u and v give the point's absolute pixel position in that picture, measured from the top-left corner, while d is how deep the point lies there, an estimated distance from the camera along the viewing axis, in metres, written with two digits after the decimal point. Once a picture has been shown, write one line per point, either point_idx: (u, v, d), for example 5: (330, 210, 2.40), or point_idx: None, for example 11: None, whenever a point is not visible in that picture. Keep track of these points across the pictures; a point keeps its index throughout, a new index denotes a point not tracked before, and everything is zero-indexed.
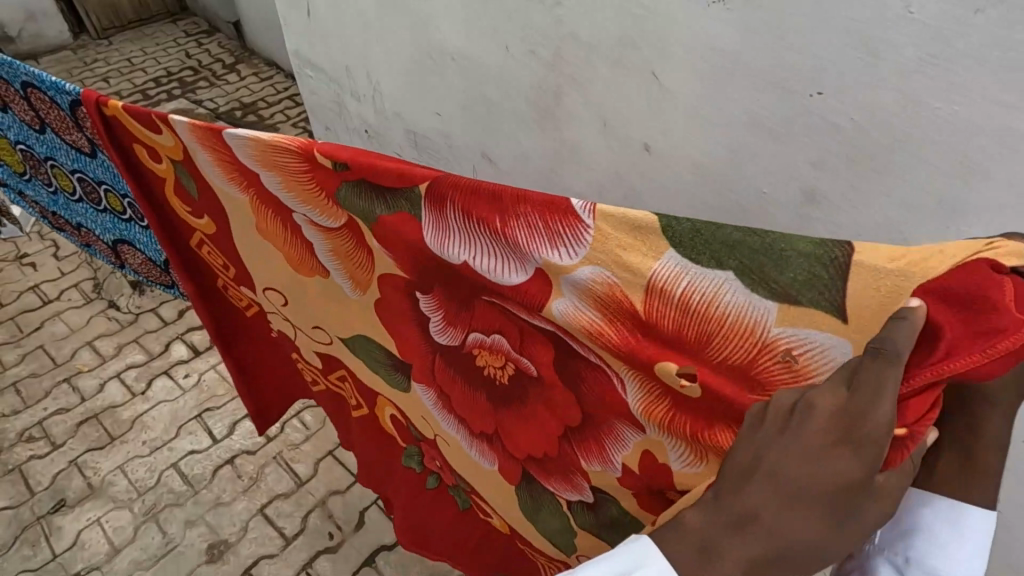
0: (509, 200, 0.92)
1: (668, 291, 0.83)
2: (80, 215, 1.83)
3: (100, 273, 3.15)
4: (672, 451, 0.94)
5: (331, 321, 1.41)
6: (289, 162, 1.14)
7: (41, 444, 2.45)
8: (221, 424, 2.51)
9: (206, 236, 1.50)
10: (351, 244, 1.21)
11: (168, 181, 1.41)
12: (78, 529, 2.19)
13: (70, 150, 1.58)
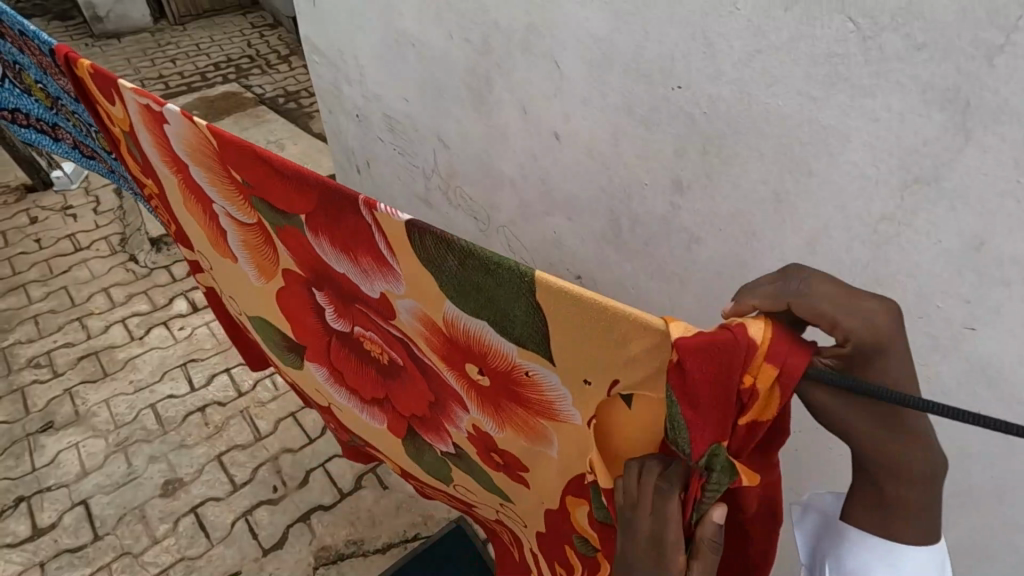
0: (351, 235, 0.90)
1: (455, 323, 0.86)
2: (97, 148, 1.90)
3: (128, 229, 3.47)
4: (486, 423, 0.97)
5: (244, 295, 1.40)
6: (214, 166, 1.08)
7: (44, 371, 2.72)
8: (199, 376, 2.71)
9: (155, 195, 1.50)
10: (258, 241, 1.17)
11: (122, 143, 1.41)
12: (58, 449, 2.42)
13: (67, 95, 1.64)
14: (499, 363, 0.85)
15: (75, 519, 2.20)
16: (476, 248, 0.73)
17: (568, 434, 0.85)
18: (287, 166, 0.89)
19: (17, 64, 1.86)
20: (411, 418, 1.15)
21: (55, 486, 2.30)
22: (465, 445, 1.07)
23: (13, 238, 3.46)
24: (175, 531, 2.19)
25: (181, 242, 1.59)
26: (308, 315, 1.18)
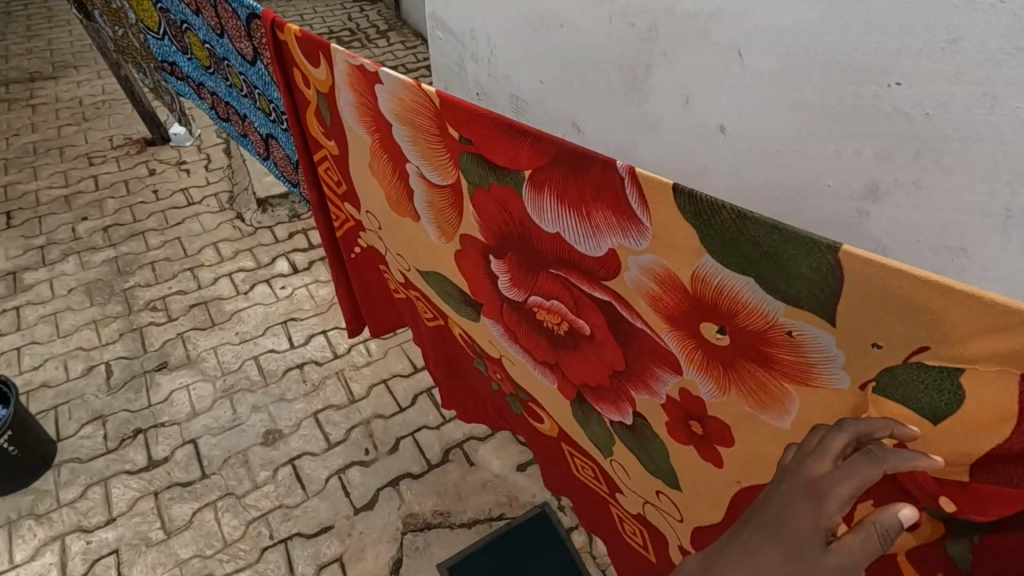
0: (586, 190, 0.86)
1: (706, 282, 0.81)
2: (244, 109, 2.00)
3: (236, 189, 3.65)
4: (703, 388, 0.93)
5: (415, 250, 1.52)
6: (421, 124, 1.10)
7: (160, 314, 2.90)
8: (298, 335, 2.82)
9: (331, 157, 1.56)
10: (445, 204, 1.22)
11: (309, 104, 1.46)
12: (172, 388, 2.58)
13: (239, 56, 1.72)
14: (737, 333, 0.82)
15: (186, 455, 2.35)
16: (765, 215, 0.69)
17: (818, 403, 0.80)
18: (523, 127, 0.88)
19: (185, 23, 1.98)
20: (585, 383, 1.20)
21: (168, 423, 2.45)
22: (654, 414, 1.06)
23: (134, 187, 3.69)
24: (274, 478, 2.30)
25: (342, 202, 1.69)
26: (500, 274, 1.20)
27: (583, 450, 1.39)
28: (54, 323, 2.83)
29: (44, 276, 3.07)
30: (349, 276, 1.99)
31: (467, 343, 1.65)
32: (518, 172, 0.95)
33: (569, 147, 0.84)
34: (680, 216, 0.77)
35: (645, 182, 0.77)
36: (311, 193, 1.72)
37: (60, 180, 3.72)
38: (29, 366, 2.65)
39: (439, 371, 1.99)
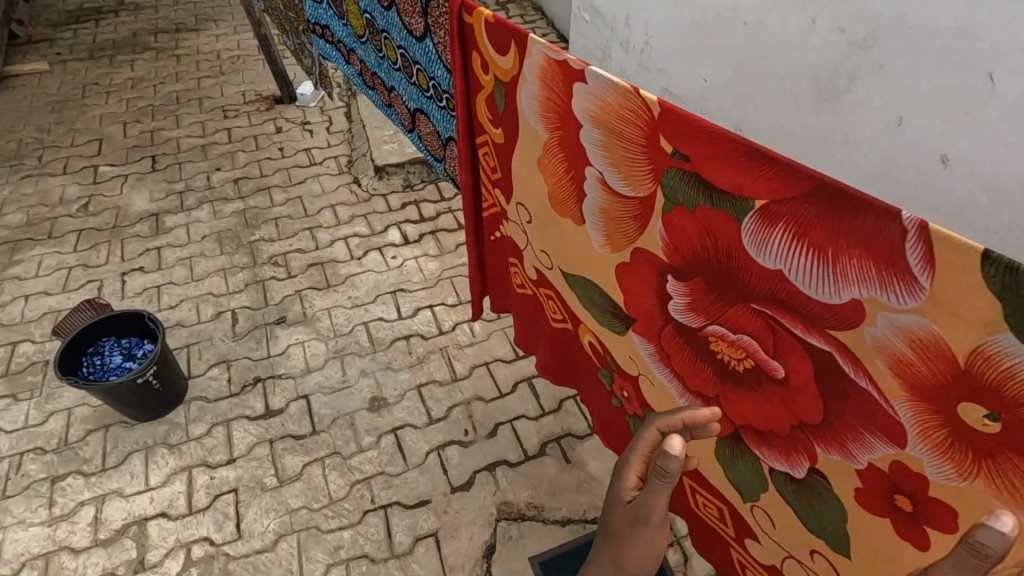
0: (842, 236, 0.78)
1: (989, 361, 0.71)
2: (393, 81, 2.04)
3: (355, 153, 3.75)
4: (933, 467, 0.84)
5: (562, 253, 1.49)
6: (625, 132, 1.04)
7: (281, 270, 3.05)
8: (405, 307, 2.89)
9: (493, 142, 1.56)
10: (627, 213, 1.15)
11: (483, 90, 1.47)
12: (289, 343, 2.71)
13: (404, 30, 1.76)
14: (1014, 424, 0.71)
15: (299, 410, 2.47)
16: None
17: None
18: (775, 157, 0.80)
19: None
20: (751, 426, 1.11)
21: (285, 376, 2.59)
22: (845, 478, 0.98)
23: (263, 143, 3.87)
24: (378, 445, 2.38)
25: (493, 190, 1.70)
26: (675, 294, 1.12)
27: (718, 490, 1.32)
28: (189, 266, 3.04)
29: (181, 221, 3.29)
30: (482, 256, 2.00)
31: (596, 352, 1.60)
32: (745, 201, 0.87)
33: (838, 190, 0.75)
34: (976, 284, 0.68)
35: (938, 240, 0.68)
36: (462, 176, 1.74)
37: (198, 129, 3.96)
38: (166, 304, 2.86)
39: (550, 372, 1.96)
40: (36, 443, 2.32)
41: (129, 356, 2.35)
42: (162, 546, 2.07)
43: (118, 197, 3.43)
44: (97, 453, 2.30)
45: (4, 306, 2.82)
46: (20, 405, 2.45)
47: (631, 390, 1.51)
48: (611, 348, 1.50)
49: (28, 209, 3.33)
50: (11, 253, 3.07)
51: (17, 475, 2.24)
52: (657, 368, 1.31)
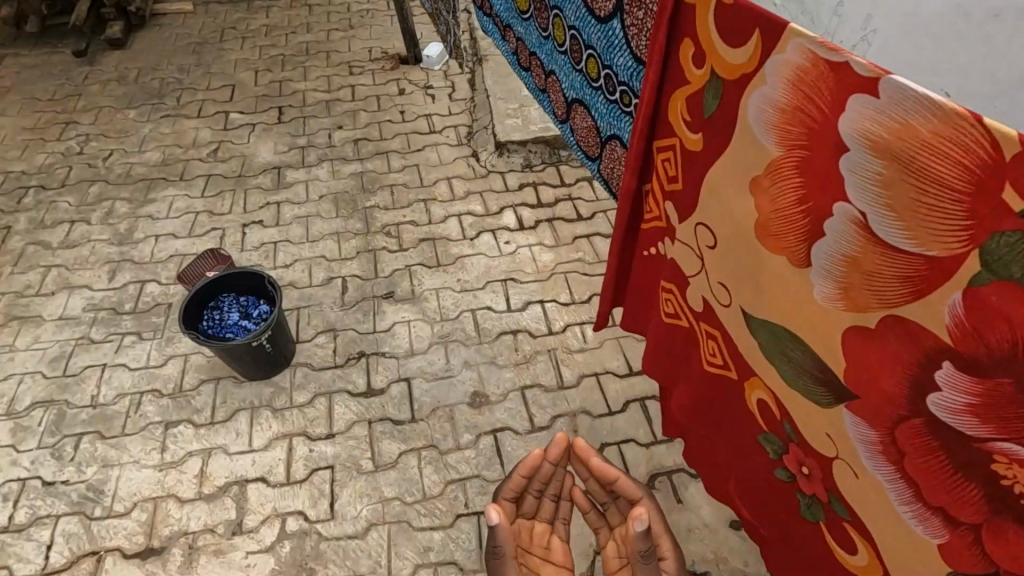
0: None
1: None
2: (553, 64, 1.87)
3: (476, 125, 3.58)
4: None
5: (751, 294, 1.23)
6: (939, 171, 0.78)
7: (393, 241, 2.96)
8: (515, 299, 2.72)
9: (681, 148, 1.31)
10: (894, 271, 0.90)
11: (686, 86, 1.22)
12: (395, 320, 2.64)
13: (581, 8, 1.55)
14: None
15: (400, 393, 2.40)
16: None
17: None
18: None
19: None
20: None
21: (389, 355, 2.52)
22: None
23: (384, 103, 3.78)
24: (476, 445, 2.26)
25: (664, 201, 1.46)
26: (948, 387, 0.88)
27: None
28: (305, 226, 3.02)
29: (302, 177, 3.27)
30: (628, 265, 1.78)
31: (763, 413, 1.35)
32: None
33: None
34: None
35: None
36: (628, 179, 1.51)
37: (324, 83, 3.93)
38: (281, 262, 2.85)
39: (683, 411, 1.73)
40: (155, 385, 2.40)
41: (245, 315, 2.35)
42: (260, 512, 2.07)
43: (245, 146, 3.46)
44: (207, 405, 2.34)
45: (136, 243, 2.92)
46: (144, 344, 2.53)
47: (807, 470, 1.26)
48: (791, 418, 1.24)
49: (163, 148, 3.43)
50: (146, 191, 3.18)
51: (135, 414, 2.31)
52: (872, 460, 1.06)
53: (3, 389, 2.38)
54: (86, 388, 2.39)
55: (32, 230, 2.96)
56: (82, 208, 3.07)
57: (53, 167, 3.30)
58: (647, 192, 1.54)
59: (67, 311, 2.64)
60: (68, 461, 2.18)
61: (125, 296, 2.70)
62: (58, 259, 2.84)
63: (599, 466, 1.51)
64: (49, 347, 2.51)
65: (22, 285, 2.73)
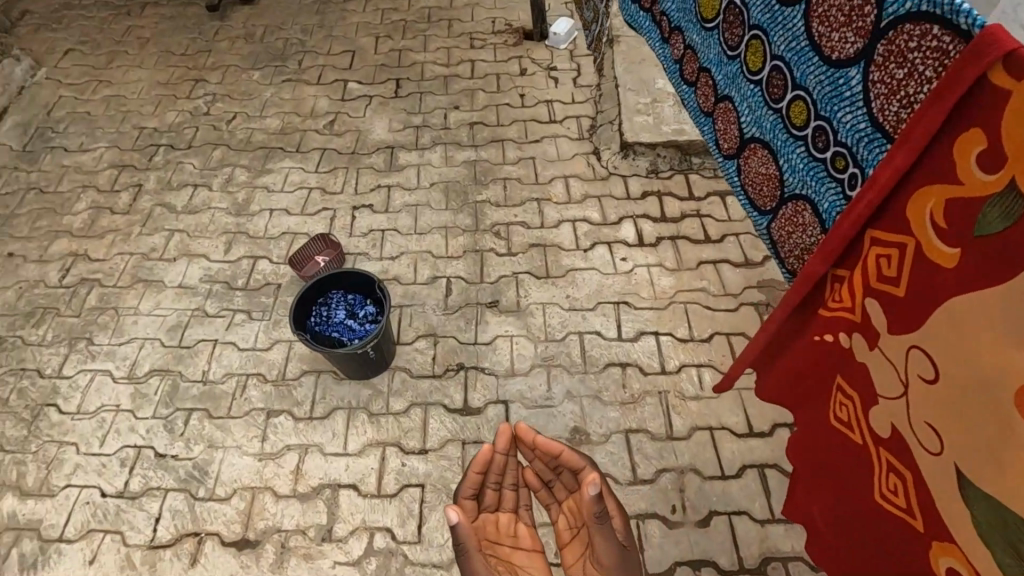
0: None
1: None
2: (732, 93, 1.58)
3: (600, 118, 3.29)
4: None
5: (987, 463, 0.95)
6: None
7: (502, 243, 2.80)
8: (628, 326, 2.50)
9: (919, 252, 1.02)
10: None
11: (957, 183, 0.92)
12: (497, 334, 2.50)
13: (800, 42, 1.26)
14: None
15: (497, 416, 2.28)
16: None
17: None
18: None
19: None
20: None
21: (489, 371, 2.40)
22: None
23: (504, 84, 3.55)
24: None
25: (864, 299, 1.17)
26: None
27: None
28: (414, 215, 2.91)
29: (414, 160, 3.15)
30: (778, 355, 1.47)
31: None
32: None
33: None
34: None
35: None
36: (818, 260, 1.22)
37: (443, 56, 3.74)
38: (387, 253, 2.77)
39: (820, 524, 1.47)
40: (260, 370, 2.42)
41: (351, 315, 2.30)
42: (350, 522, 2.06)
43: (360, 119, 3.38)
44: (307, 398, 2.34)
45: (252, 216, 2.94)
46: (252, 325, 2.56)
47: None
48: None
49: (283, 115, 3.41)
50: (264, 160, 3.19)
51: (241, 396, 2.35)
52: None
53: (126, 352, 2.49)
54: (198, 363, 2.45)
55: (160, 191, 3.05)
56: (205, 173, 3.13)
57: (182, 126, 3.37)
58: (836, 281, 1.24)
59: (186, 279, 2.71)
60: (178, 435, 2.26)
61: (239, 271, 2.73)
62: (181, 224, 2.91)
63: (542, 443, 1.70)
64: (168, 315, 2.60)
65: (148, 247, 2.83)
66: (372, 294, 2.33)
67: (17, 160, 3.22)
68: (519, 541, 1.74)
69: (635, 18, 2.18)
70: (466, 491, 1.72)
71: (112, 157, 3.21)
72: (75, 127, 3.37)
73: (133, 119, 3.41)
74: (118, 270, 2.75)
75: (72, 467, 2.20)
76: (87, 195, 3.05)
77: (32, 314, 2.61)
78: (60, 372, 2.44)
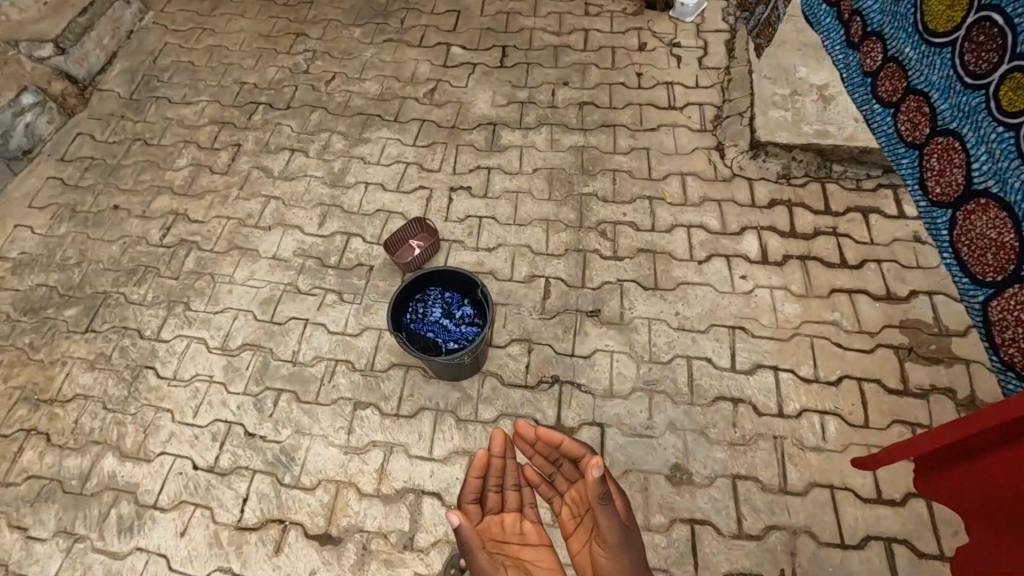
0: None
1: None
2: (959, 129, 1.25)
3: (727, 109, 2.93)
4: None
5: None
6: None
7: (608, 245, 2.57)
8: (743, 357, 2.26)
9: None
10: None
11: None
12: (597, 348, 2.32)
13: None
14: None
15: (591, 440, 2.13)
16: None
17: None
18: None
19: None
20: None
21: (585, 389, 2.23)
22: None
23: (620, 59, 3.22)
24: (668, 532, 1.96)
25: None
26: None
27: None
28: (514, 204, 2.72)
29: (517, 141, 2.93)
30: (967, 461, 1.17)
31: None
32: None
33: None
34: None
35: None
36: None
37: (554, 22, 3.43)
38: (484, 243, 2.60)
39: None
40: (349, 357, 2.36)
41: (447, 314, 2.17)
42: (432, 533, 2.00)
43: (462, 90, 3.16)
44: (394, 393, 2.26)
45: (347, 188, 2.83)
46: (343, 307, 2.49)
47: None
48: None
49: (383, 79, 3.24)
50: (362, 128, 3.05)
51: (329, 383, 2.30)
52: None
53: (220, 322, 2.48)
54: (289, 342, 2.41)
55: (258, 153, 2.99)
56: (302, 137, 3.03)
57: (281, 83, 3.26)
58: None
59: (280, 251, 2.66)
60: (267, 416, 2.25)
61: (332, 248, 2.65)
62: (277, 191, 2.85)
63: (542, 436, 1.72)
64: (262, 287, 2.56)
65: (244, 213, 2.79)
66: (470, 294, 2.18)
67: (125, 108, 3.22)
68: (526, 540, 1.67)
69: (816, 10, 1.80)
70: (466, 492, 1.69)
71: (212, 113, 3.16)
72: (179, 77, 3.33)
73: (234, 72, 3.33)
74: (215, 235, 2.73)
75: (167, 435, 2.23)
76: (188, 151, 3.03)
77: (134, 272, 2.64)
78: (159, 335, 2.46)
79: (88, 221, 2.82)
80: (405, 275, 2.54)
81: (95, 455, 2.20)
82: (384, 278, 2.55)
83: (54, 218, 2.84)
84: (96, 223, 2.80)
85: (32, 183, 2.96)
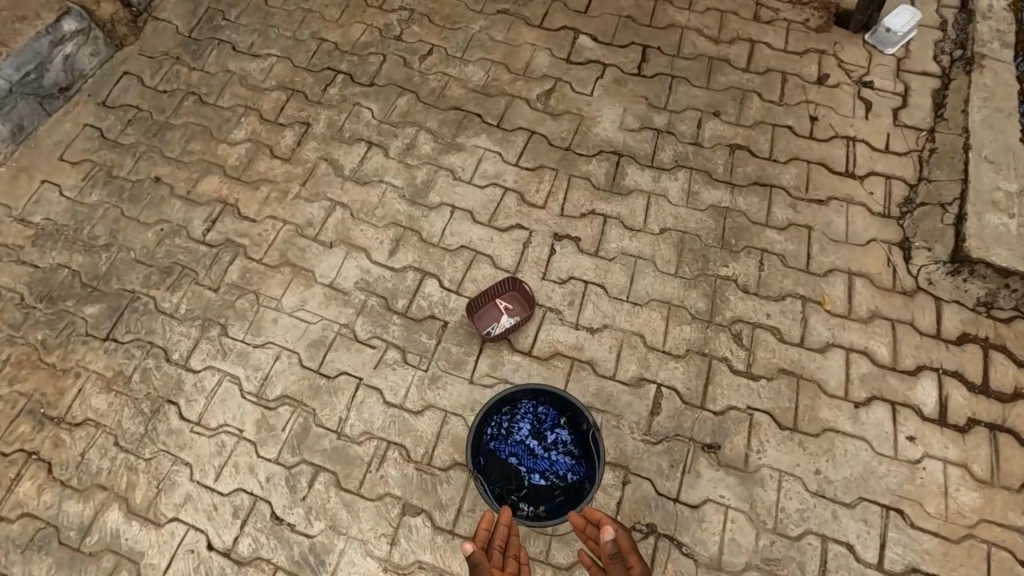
0: None
1: None
2: None
3: (924, 192, 2.27)
4: None
5: None
6: None
7: (741, 355, 2.04)
8: (895, 552, 1.77)
9: None
10: None
11: None
12: (709, 498, 1.85)
13: None
14: None
15: None
16: None
17: None
18: None
19: None
20: None
21: (687, 551, 1.80)
22: None
23: (790, 91, 2.52)
24: None
25: None
26: None
27: None
28: (630, 273, 2.18)
29: (644, 185, 2.34)
30: None
31: None
32: None
33: None
34: None
35: None
36: None
37: (714, 22, 2.70)
38: (586, 321, 2.10)
39: None
40: (404, 441, 1.94)
41: (536, 433, 1.78)
42: None
43: (585, 99, 2.53)
44: (453, 502, 1.86)
45: (429, 210, 2.32)
46: (405, 371, 2.05)
47: None
48: None
49: (489, 65, 2.62)
50: (456, 129, 2.49)
51: (376, 471, 1.91)
52: None
53: (260, 359, 2.08)
54: (335, 405, 2.00)
55: (329, 140, 2.47)
56: (384, 128, 2.49)
57: (367, 48, 2.67)
58: None
59: (340, 279, 2.21)
60: (298, 499, 1.88)
61: (402, 288, 2.18)
62: (346, 198, 2.35)
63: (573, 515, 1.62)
64: (313, 324, 2.13)
65: (304, 219, 2.32)
66: (568, 412, 1.79)
67: (182, 49, 2.69)
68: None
69: None
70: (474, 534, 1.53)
71: (282, 74, 2.62)
72: (248, 17, 2.76)
73: (313, 23, 2.74)
74: (267, 241, 2.28)
75: (183, 496, 1.89)
76: (248, 120, 2.52)
77: (169, 271, 2.23)
78: (187, 363, 2.08)
79: (124, 193, 2.39)
80: (485, 344, 2.07)
81: (100, 504, 1.88)
82: (458, 342, 2.08)
83: (85, 181, 2.41)
84: (134, 199, 2.37)
85: (67, 129, 2.51)
